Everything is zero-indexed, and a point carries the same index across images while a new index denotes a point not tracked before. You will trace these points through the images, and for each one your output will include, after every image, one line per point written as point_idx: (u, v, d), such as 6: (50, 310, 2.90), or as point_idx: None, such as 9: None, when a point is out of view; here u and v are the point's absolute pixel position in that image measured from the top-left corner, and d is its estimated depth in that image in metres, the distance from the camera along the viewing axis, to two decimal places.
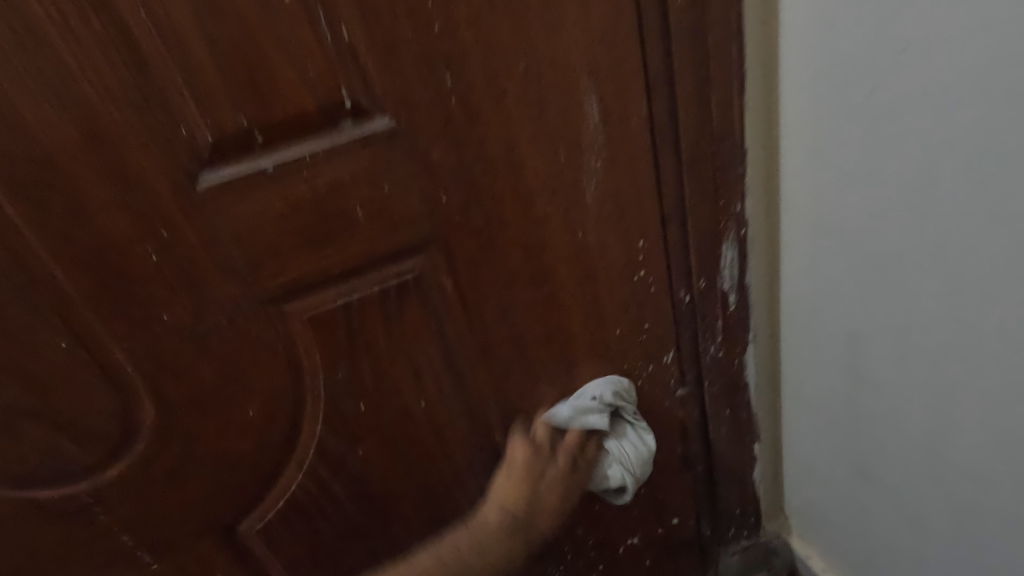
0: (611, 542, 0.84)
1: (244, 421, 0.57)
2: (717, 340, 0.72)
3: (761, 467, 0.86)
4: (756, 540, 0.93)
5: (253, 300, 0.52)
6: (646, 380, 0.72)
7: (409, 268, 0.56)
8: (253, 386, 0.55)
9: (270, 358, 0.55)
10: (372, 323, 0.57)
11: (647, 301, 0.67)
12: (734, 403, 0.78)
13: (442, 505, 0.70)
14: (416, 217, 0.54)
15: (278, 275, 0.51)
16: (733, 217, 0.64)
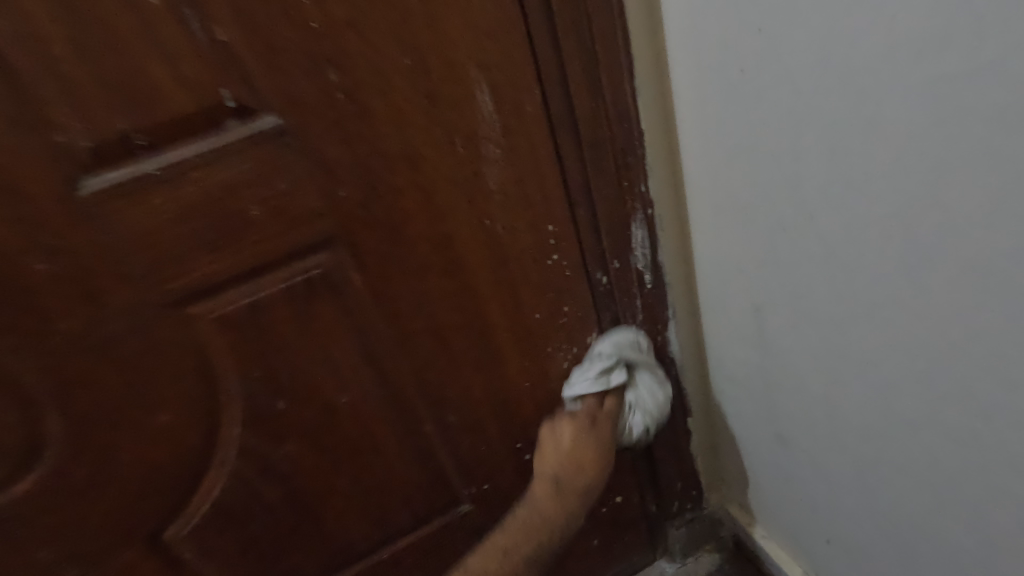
0: None
1: (159, 426, 0.57)
2: (638, 318, 0.74)
3: (697, 439, 0.88)
4: (701, 513, 0.95)
5: (153, 304, 0.52)
6: (573, 363, 0.74)
7: (316, 264, 0.56)
8: (163, 391, 0.55)
9: (179, 363, 0.55)
10: (282, 322, 0.57)
11: (564, 286, 0.69)
12: (663, 379, 0.80)
13: (379, 498, 0.71)
14: (317, 214, 0.54)
15: (177, 278, 0.51)
16: (639, 197, 0.66)
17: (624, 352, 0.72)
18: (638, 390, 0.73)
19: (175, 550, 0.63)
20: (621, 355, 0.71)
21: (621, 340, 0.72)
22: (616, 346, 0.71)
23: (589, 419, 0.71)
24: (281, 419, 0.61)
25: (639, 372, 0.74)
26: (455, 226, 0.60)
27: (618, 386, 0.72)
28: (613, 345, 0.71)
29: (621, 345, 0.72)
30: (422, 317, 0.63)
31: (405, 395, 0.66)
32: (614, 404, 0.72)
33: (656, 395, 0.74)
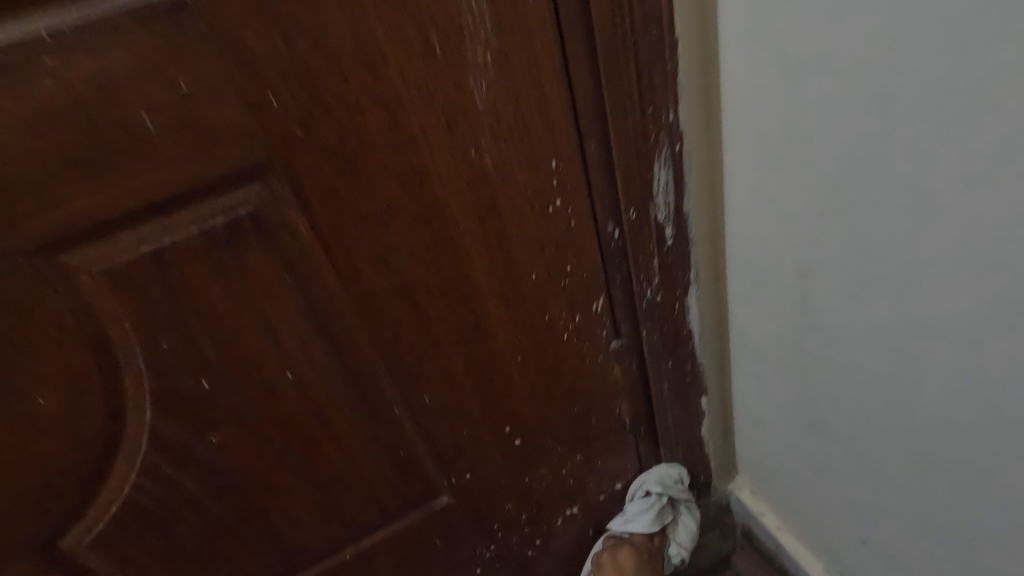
0: (547, 516, 0.75)
1: (38, 412, 0.43)
2: (653, 282, 0.61)
3: (709, 422, 0.77)
4: (707, 501, 0.85)
5: (9, 250, 0.38)
6: (574, 334, 0.62)
7: (241, 201, 0.42)
8: (40, 366, 0.42)
9: (60, 329, 0.41)
10: (199, 279, 0.43)
11: (567, 241, 0.55)
12: (676, 354, 0.68)
13: (338, 493, 0.59)
14: (239, 132, 0.39)
15: (39, 213, 0.37)
16: (665, 129, 0.52)
17: (669, 490, 0.78)
18: (686, 535, 0.82)
19: (78, 560, 0.51)
20: (668, 491, 0.78)
21: (669, 475, 0.78)
22: (663, 484, 0.77)
23: (646, 551, 0.79)
24: (208, 403, 0.48)
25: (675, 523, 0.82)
26: (429, 156, 0.46)
27: (664, 524, 0.81)
28: (659, 482, 0.77)
29: (666, 480, 0.78)
30: (387, 276, 0.49)
31: (368, 372, 0.54)
32: (659, 539, 0.81)
33: (691, 530, 0.82)
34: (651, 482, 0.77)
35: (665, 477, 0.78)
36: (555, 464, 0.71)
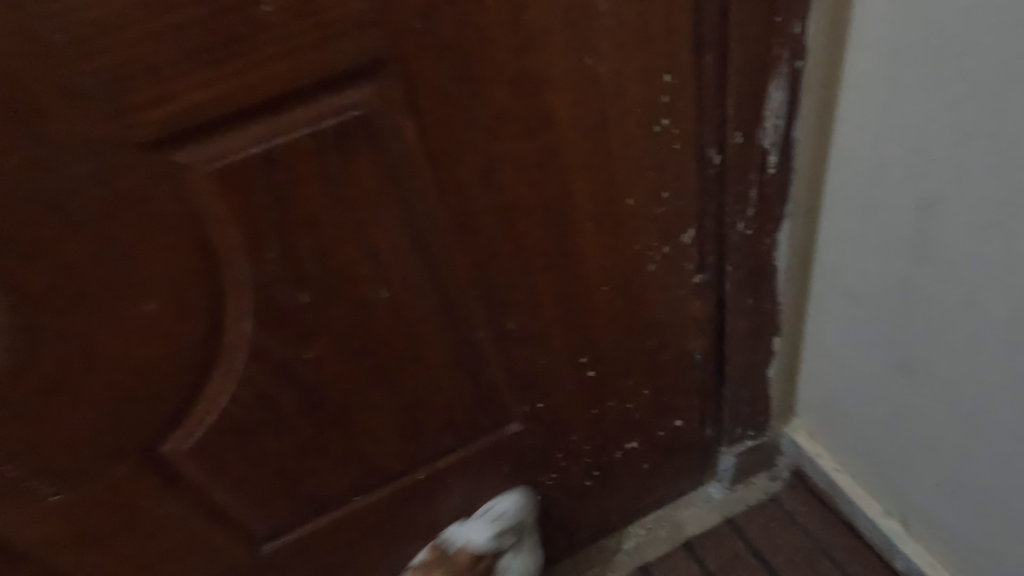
0: (609, 447, 0.76)
1: (144, 315, 0.42)
2: (748, 213, 0.59)
3: (777, 362, 0.76)
4: (761, 441, 0.86)
5: (126, 141, 0.36)
6: (660, 265, 0.60)
7: (354, 101, 0.39)
8: (149, 268, 0.41)
9: (169, 230, 0.40)
10: (306, 184, 0.41)
11: (669, 165, 0.53)
12: (758, 290, 0.67)
13: (419, 416, 0.59)
14: (358, 23, 0.36)
15: (158, 104, 0.35)
16: (789, 43, 0.49)
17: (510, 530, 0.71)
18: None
19: (175, 466, 0.51)
20: (513, 524, 0.72)
21: (504, 511, 0.71)
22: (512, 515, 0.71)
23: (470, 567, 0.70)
24: (306, 317, 0.47)
25: (507, 560, 0.73)
26: (544, 61, 0.43)
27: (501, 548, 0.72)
28: (515, 510, 0.71)
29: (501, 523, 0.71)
30: (489, 192, 0.47)
31: (459, 294, 0.52)
32: (487, 564, 0.71)
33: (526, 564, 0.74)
34: (510, 508, 0.71)
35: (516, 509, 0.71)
36: (623, 396, 0.71)
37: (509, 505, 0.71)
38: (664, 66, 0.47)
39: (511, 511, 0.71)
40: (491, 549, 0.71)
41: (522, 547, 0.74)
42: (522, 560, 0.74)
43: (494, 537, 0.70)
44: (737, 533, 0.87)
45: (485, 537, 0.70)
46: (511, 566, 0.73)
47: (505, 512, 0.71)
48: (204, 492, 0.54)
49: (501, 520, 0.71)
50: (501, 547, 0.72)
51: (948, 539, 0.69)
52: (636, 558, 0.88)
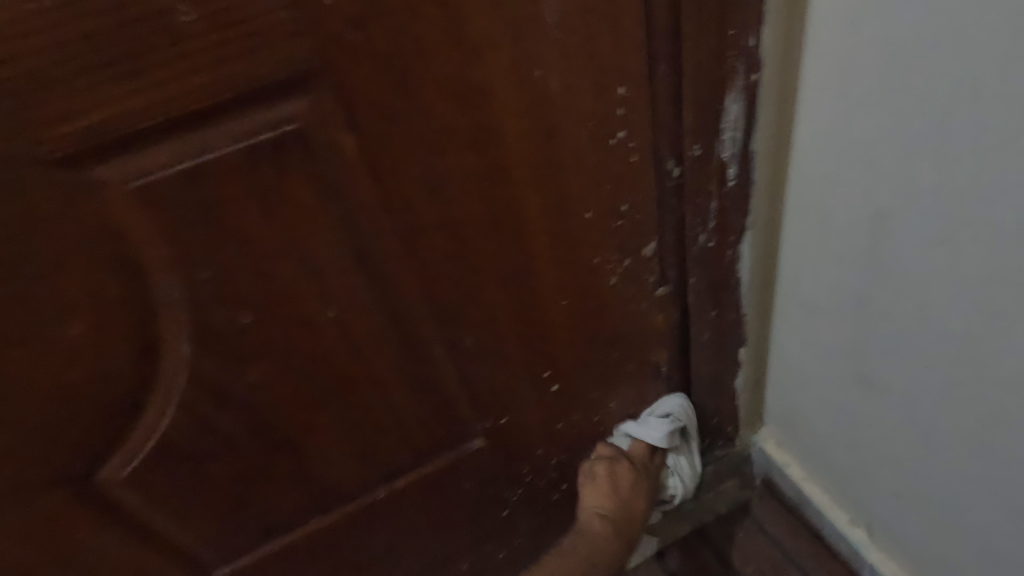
0: (575, 460, 0.75)
1: (70, 339, 0.40)
2: (708, 226, 0.58)
3: (743, 373, 0.76)
4: (729, 451, 0.85)
5: (37, 159, 0.34)
6: (621, 278, 0.59)
7: (287, 115, 0.38)
8: (73, 290, 0.39)
9: (91, 250, 0.38)
10: (238, 203, 0.39)
11: (625, 178, 0.51)
12: (721, 302, 0.66)
13: (374, 435, 0.57)
14: (286, 33, 0.35)
15: (70, 119, 0.33)
16: (744, 55, 0.48)
17: (683, 423, 0.74)
18: (679, 467, 0.80)
19: (112, 494, 0.49)
20: (680, 422, 0.74)
21: (668, 414, 0.73)
22: (680, 412, 0.74)
23: (628, 468, 0.74)
24: (247, 339, 0.45)
25: (676, 453, 0.79)
26: (490, 74, 0.41)
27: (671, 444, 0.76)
28: (680, 409, 0.74)
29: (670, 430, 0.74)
30: (438, 209, 0.45)
31: (411, 312, 0.51)
32: (659, 458, 0.77)
33: (687, 467, 0.80)
34: (675, 407, 0.73)
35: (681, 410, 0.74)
36: (588, 409, 0.70)
37: (672, 404, 0.74)
38: (616, 79, 0.46)
39: (682, 409, 0.74)
40: (661, 446, 0.75)
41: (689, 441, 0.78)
42: (687, 452, 0.79)
43: (667, 438, 0.74)
44: (706, 543, 0.87)
45: (659, 438, 0.73)
46: (675, 475, 0.80)
47: (672, 410, 0.73)
48: (145, 520, 0.52)
49: (674, 420, 0.73)
50: (670, 444, 0.76)
51: (912, 551, 0.68)
52: None
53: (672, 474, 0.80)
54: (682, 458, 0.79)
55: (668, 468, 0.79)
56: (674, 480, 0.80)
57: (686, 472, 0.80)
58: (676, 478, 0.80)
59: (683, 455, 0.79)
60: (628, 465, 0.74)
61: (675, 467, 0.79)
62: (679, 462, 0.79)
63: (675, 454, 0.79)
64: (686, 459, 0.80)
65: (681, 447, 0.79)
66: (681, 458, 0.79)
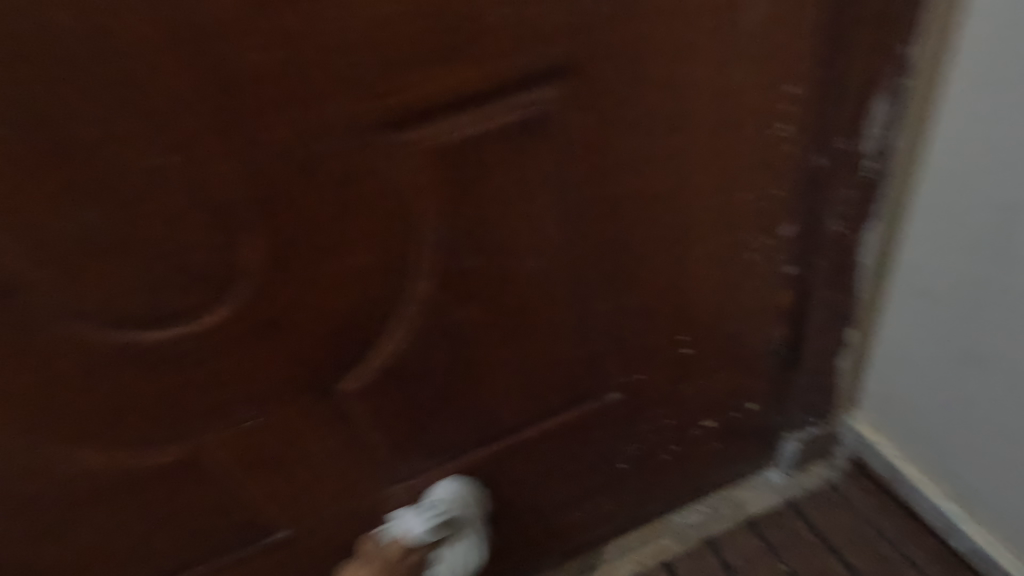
0: (687, 425, 0.83)
1: (350, 270, 0.50)
2: (840, 212, 0.67)
3: (848, 354, 0.84)
4: (824, 429, 0.92)
5: (369, 123, 0.44)
6: (757, 254, 0.67)
7: (540, 99, 0.47)
8: (363, 229, 0.49)
9: (383, 197, 0.48)
10: (493, 165, 0.49)
11: (778, 165, 0.60)
12: (839, 284, 0.74)
13: (536, 377, 0.67)
14: (559, 32, 0.45)
15: (399, 94, 0.43)
16: (894, 61, 0.57)
17: (457, 511, 0.70)
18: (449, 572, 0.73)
19: (341, 403, 0.60)
20: (450, 512, 0.70)
21: (447, 501, 0.70)
22: (447, 503, 0.69)
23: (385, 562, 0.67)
24: (469, 279, 0.56)
25: (447, 546, 0.72)
26: (693, 70, 0.50)
27: (434, 541, 0.70)
28: (452, 498, 0.70)
29: (446, 516, 0.70)
30: (629, 180, 0.55)
31: (590, 267, 0.60)
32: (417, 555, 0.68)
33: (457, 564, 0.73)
34: (445, 495, 0.70)
35: (453, 500, 0.70)
36: (707, 376, 0.78)
37: (446, 491, 0.70)
38: (788, 78, 0.54)
39: (460, 498, 0.70)
40: (428, 540, 0.69)
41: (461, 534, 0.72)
42: (461, 548, 0.73)
43: (431, 531, 0.68)
44: (796, 513, 0.94)
45: (420, 532, 0.68)
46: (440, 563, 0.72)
47: (441, 499, 0.69)
48: (357, 428, 0.63)
49: (435, 511, 0.69)
50: (436, 540, 0.70)
51: (1008, 513, 0.77)
52: (699, 533, 0.94)
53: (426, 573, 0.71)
54: (451, 556, 0.72)
55: (439, 558, 0.72)
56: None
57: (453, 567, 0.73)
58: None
59: (450, 550, 0.72)
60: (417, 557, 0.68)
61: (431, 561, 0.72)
62: (449, 553, 0.72)
63: (439, 553, 0.72)
64: (463, 556, 0.73)
65: (446, 548, 0.72)
66: (459, 547, 0.73)
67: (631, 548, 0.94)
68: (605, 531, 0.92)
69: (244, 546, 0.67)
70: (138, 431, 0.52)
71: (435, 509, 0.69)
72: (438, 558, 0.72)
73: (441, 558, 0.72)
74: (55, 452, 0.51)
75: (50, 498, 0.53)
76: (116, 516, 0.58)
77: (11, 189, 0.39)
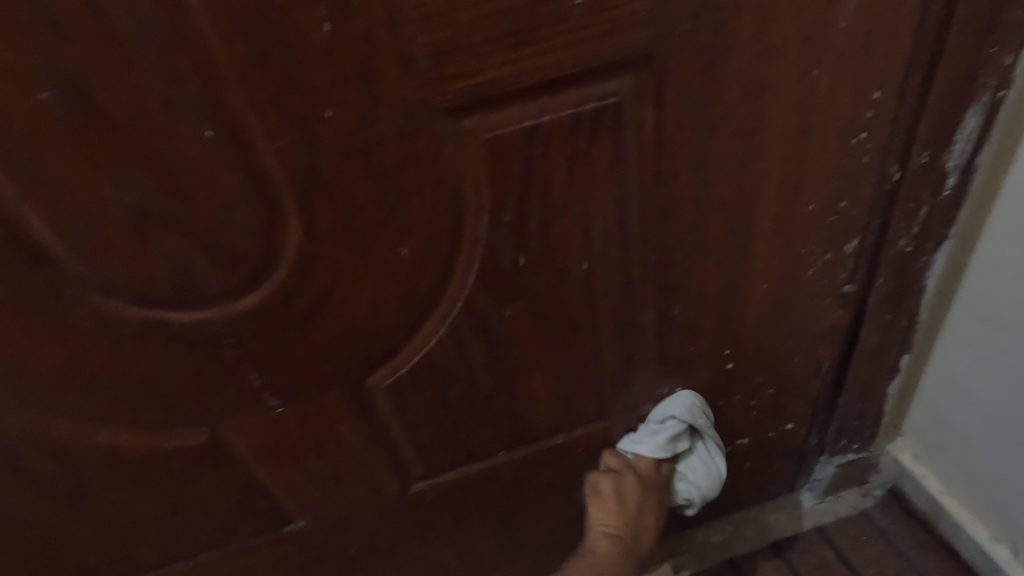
0: (721, 440, 0.80)
1: (394, 260, 0.47)
2: (911, 231, 0.62)
3: (897, 381, 0.79)
4: (863, 455, 0.88)
5: (429, 105, 0.41)
6: (818, 270, 0.63)
7: (612, 89, 0.44)
8: (411, 219, 0.46)
9: (435, 187, 0.45)
10: (553, 158, 0.46)
11: (853, 177, 0.56)
12: (899, 307, 0.69)
13: (573, 384, 0.64)
14: (639, 19, 0.41)
15: (465, 75, 0.40)
16: (997, 73, 0.52)
17: (694, 418, 0.69)
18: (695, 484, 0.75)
19: (371, 399, 0.57)
20: (692, 421, 0.70)
21: (680, 410, 0.69)
22: (688, 412, 0.69)
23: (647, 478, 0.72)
24: (515, 279, 0.52)
25: (699, 446, 0.74)
26: (777, 70, 0.47)
27: (676, 452, 0.73)
28: (687, 408, 0.69)
29: (694, 415, 0.70)
30: (694, 183, 0.52)
31: (642, 273, 0.57)
32: (667, 468, 0.74)
33: (712, 466, 0.74)
34: (682, 408, 0.69)
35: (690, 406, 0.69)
36: (748, 393, 0.74)
37: (680, 403, 0.69)
38: (877, 83, 0.50)
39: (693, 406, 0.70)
40: (667, 455, 0.72)
41: (708, 439, 0.74)
42: (706, 456, 0.74)
43: (668, 443, 0.70)
44: (825, 540, 0.91)
45: (658, 447, 0.70)
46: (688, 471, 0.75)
47: (679, 412, 0.69)
48: (385, 426, 0.60)
49: (671, 421, 0.69)
50: (676, 451, 0.73)
51: None
52: (722, 552, 0.91)
53: (680, 483, 0.75)
54: (696, 465, 0.74)
55: (693, 458, 0.75)
56: (684, 485, 0.75)
57: (706, 470, 0.74)
58: (687, 484, 0.75)
59: (697, 458, 0.74)
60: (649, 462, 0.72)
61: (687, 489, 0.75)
62: (699, 451, 0.74)
63: (694, 446, 0.74)
64: (710, 463, 0.74)
65: (709, 440, 0.74)
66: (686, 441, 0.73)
67: (647, 561, 0.91)
68: None
69: (260, 534, 0.65)
70: (163, 410, 0.51)
71: (675, 421, 0.69)
72: (687, 462, 0.75)
73: (682, 470, 0.75)
74: (81, 424, 0.49)
75: (70, 471, 0.52)
76: (134, 494, 0.56)
77: (47, 155, 0.36)
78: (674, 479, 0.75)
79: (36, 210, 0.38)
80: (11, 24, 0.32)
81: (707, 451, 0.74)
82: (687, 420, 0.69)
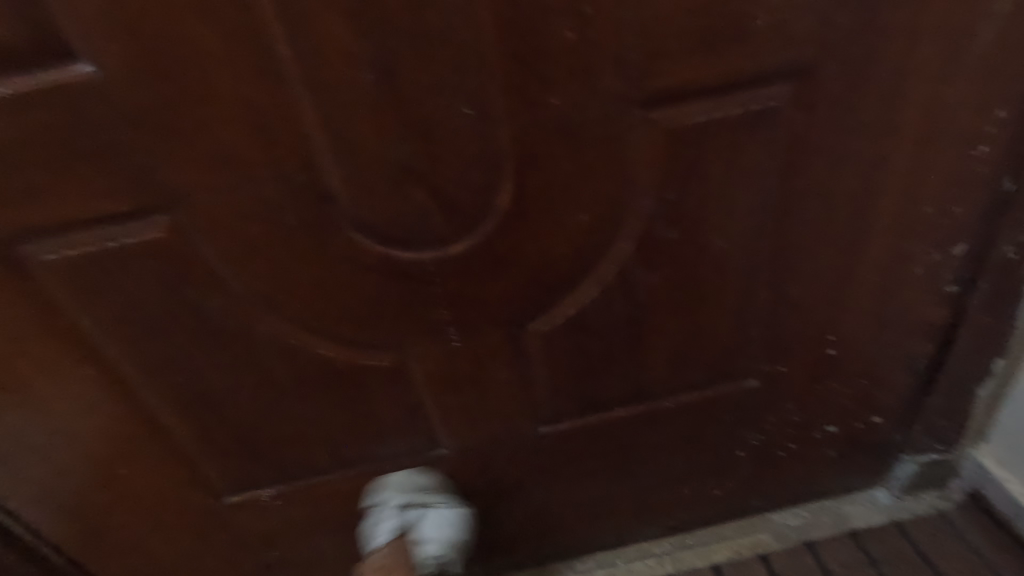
0: (811, 425, 0.86)
1: (573, 224, 0.58)
2: (1018, 239, 0.68)
3: (989, 385, 0.84)
4: (946, 456, 0.92)
5: (629, 99, 0.52)
6: (924, 269, 0.70)
7: (773, 94, 0.54)
8: (594, 190, 0.57)
9: (619, 164, 0.55)
10: (715, 148, 0.56)
11: (969, 184, 0.63)
12: (998, 311, 0.75)
13: (691, 351, 0.73)
14: (806, 37, 0.51)
15: (661, 76, 0.51)
16: None
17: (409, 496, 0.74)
18: (438, 547, 0.74)
19: (526, 343, 0.68)
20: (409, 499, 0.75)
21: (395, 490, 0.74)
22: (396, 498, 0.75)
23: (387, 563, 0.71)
24: (663, 250, 0.62)
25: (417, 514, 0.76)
26: (913, 85, 0.55)
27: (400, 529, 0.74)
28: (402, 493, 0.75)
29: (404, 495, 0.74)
30: (825, 179, 0.60)
31: (768, 255, 0.66)
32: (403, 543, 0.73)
33: (442, 528, 0.75)
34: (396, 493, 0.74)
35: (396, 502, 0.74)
36: (843, 381, 0.81)
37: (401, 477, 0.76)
38: (1001, 101, 0.57)
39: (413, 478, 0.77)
40: (397, 533, 0.74)
41: (436, 503, 0.76)
42: (441, 516, 0.76)
43: (394, 532, 0.73)
44: (902, 535, 0.95)
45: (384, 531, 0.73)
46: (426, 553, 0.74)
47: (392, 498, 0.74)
48: (531, 369, 0.71)
49: (392, 508, 0.74)
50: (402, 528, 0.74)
51: None
52: (799, 536, 0.97)
53: (423, 552, 0.74)
54: (429, 521, 0.75)
55: (422, 523, 0.75)
56: (431, 548, 0.74)
57: (437, 533, 0.74)
58: (432, 551, 0.74)
59: (430, 518, 0.75)
60: (406, 544, 0.73)
61: (432, 556, 0.74)
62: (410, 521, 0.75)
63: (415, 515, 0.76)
64: (444, 519, 0.76)
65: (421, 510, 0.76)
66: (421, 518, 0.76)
67: (727, 535, 0.99)
68: (706, 513, 0.97)
69: (411, 455, 0.78)
70: (371, 333, 0.63)
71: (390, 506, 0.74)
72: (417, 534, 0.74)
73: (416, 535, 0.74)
74: (309, 337, 0.62)
75: (290, 377, 0.65)
76: (329, 404, 0.69)
77: (355, 120, 0.49)
78: (415, 546, 0.74)
79: (335, 160, 0.51)
80: (361, 23, 0.45)
81: (436, 509, 0.75)
82: (392, 503, 0.74)
